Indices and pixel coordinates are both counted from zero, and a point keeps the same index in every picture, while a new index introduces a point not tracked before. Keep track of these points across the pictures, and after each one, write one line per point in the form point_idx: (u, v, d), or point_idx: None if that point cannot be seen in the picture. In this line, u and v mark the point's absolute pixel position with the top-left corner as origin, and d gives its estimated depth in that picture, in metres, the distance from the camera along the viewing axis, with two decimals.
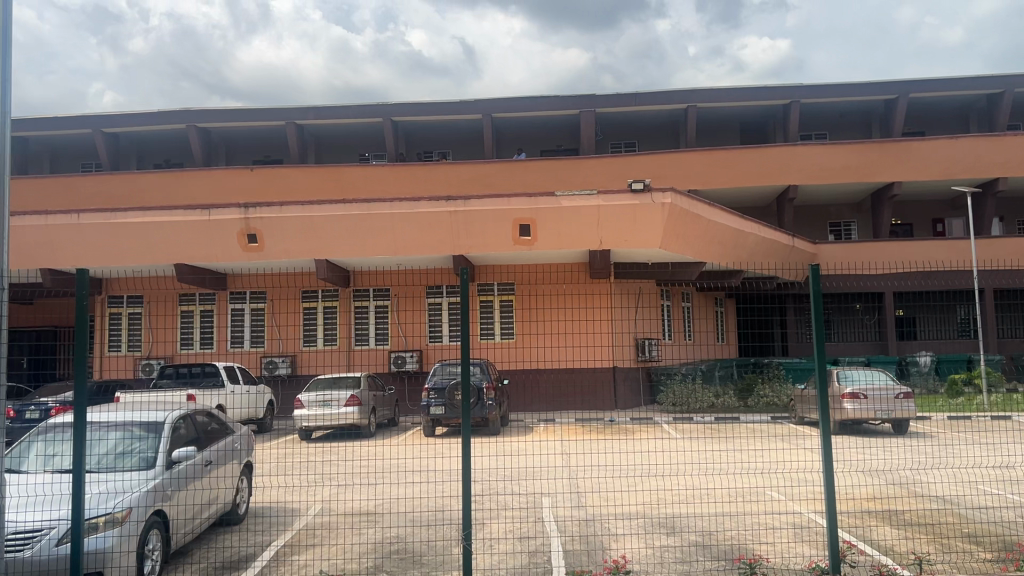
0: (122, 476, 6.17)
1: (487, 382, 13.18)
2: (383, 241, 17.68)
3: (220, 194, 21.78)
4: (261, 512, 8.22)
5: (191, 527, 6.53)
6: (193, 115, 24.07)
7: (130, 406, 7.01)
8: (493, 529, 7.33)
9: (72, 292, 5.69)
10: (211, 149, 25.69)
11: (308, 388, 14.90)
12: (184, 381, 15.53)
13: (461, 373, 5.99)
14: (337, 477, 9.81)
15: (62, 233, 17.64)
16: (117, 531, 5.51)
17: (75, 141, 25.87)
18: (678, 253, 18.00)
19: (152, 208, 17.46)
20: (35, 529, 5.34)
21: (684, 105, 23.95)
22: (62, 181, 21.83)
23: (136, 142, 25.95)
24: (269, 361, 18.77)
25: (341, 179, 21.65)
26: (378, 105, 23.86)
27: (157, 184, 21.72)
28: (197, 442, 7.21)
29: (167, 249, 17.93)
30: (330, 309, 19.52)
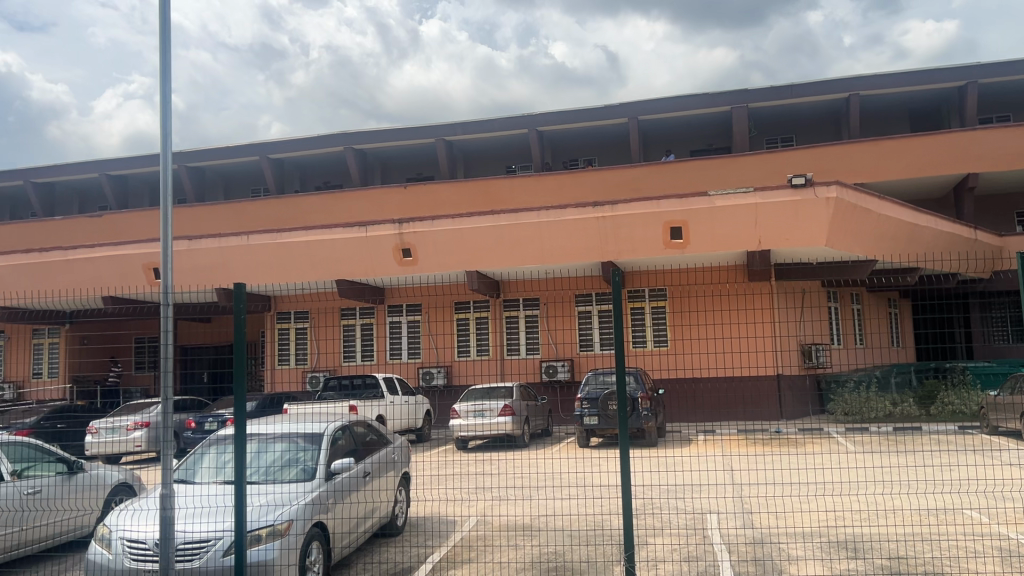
0: (284, 487, 6.27)
1: (641, 391, 12.71)
2: (531, 251, 17.51)
3: (375, 212, 22.46)
4: (420, 525, 8.20)
5: (351, 540, 6.55)
6: (349, 137, 25.02)
7: (290, 418, 7.09)
8: (656, 549, 6.91)
9: (229, 306, 5.82)
10: (367, 168, 26.63)
11: (462, 399, 15.01)
12: (348, 393, 15.86)
13: (619, 383, 5.63)
14: (495, 490, 9.66)
15: (233, 255, 18.73)
16: (280, 543, 5.60)
17: (246, 168, 27.52)
18: (845, 251, 16.82)
19: (313, 228, 18.32)
20: (203, 540, 5.52)
21: (846, 94, 22.49)
22: (235, 207, 23.29)
23: (300, 166, 27.29)
24: (426, 371, 19.09)
25: (490, 190, 21.82)
26: (524, 115, 23.90)
27: (319, 204, 22.70)
28: (356, 454, 7.24)
29: (329, 267, 18.59)
30: (481, 319, 19.57)
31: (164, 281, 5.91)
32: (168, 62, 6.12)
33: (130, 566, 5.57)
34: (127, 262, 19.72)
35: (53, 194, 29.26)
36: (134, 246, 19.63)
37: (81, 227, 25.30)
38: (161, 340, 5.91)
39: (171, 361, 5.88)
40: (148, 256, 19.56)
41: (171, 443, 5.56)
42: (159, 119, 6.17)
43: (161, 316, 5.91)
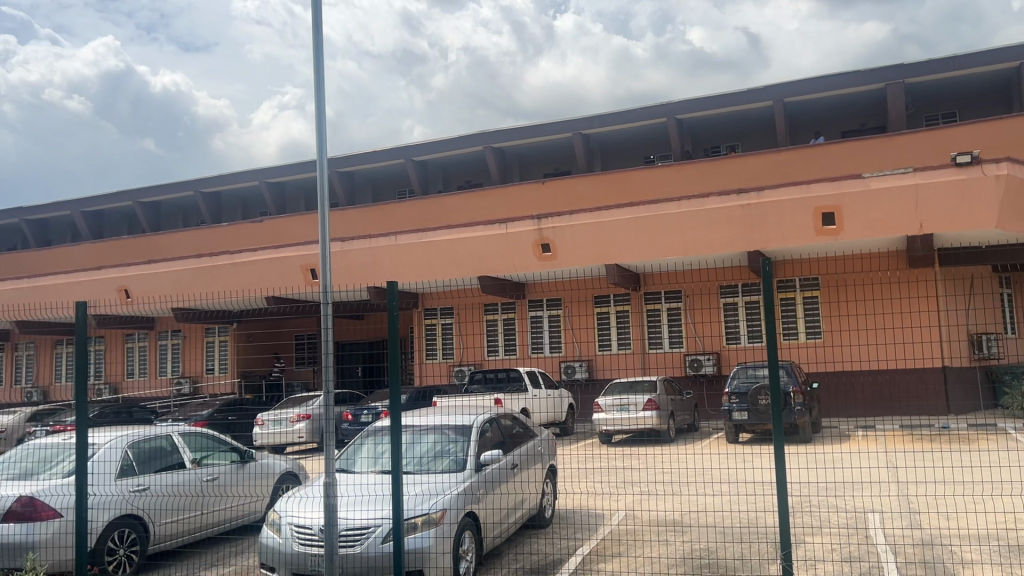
0: (436, 478, 6.48)
1: (792, 385, 12.29)
2: (673, 242, 17.19)
3: (515, 208, 22.75)
4: (568, 517, 8.26)
5: (501, 530, 6.69)
6: (488, 136, 25.45)
7: (441, 410, 7.30)
8: (814, 548, 6.66)
9: (383, 304, 6.05)
10: (507, 166, 27.01)
11: (605, 393, 15.00)
12: (493, 386, 16.18)
13: (770, 377, 5.44)
14: (642, 484, 9.61)
15: (382, 255, 19.50)
16: (434, 532, 5.81)
17: (392, 170, 28.56)
18: (1018, 233, 15.53)
19: (456, 226, 18.79)
20: (364, 527, 5.81)
21: (1017, 62, 20.69)
22: (382, 208, 24.27)
23: (442, 166, 28.02)
24: (568, 366, 19.12)
25: (630, 182, 21.61)
26: (662, 104, 23.51)
27: (461, 204, 23.28)
28: (504, 446, 7.37)
29: (471, 264, 18.96)
30: (623, 313, 19.46)
31: (323, 280, 6.21)
32: (322, 76, 6.42)
33: (298, 549, 5.92)
34: (286, 264, 20.94)
35: (220, 202, 31.49)
36: (292, 248, 20.83)
37: (244, 232, 27.09)
38: (322, 336, 6.23)
39: (330, 356, 6.20)
40: (305, 258, 20.68)
41: (333, 434, 5.88)
42: (315, 129, 6.49)
43: (321, 314, 6.24)
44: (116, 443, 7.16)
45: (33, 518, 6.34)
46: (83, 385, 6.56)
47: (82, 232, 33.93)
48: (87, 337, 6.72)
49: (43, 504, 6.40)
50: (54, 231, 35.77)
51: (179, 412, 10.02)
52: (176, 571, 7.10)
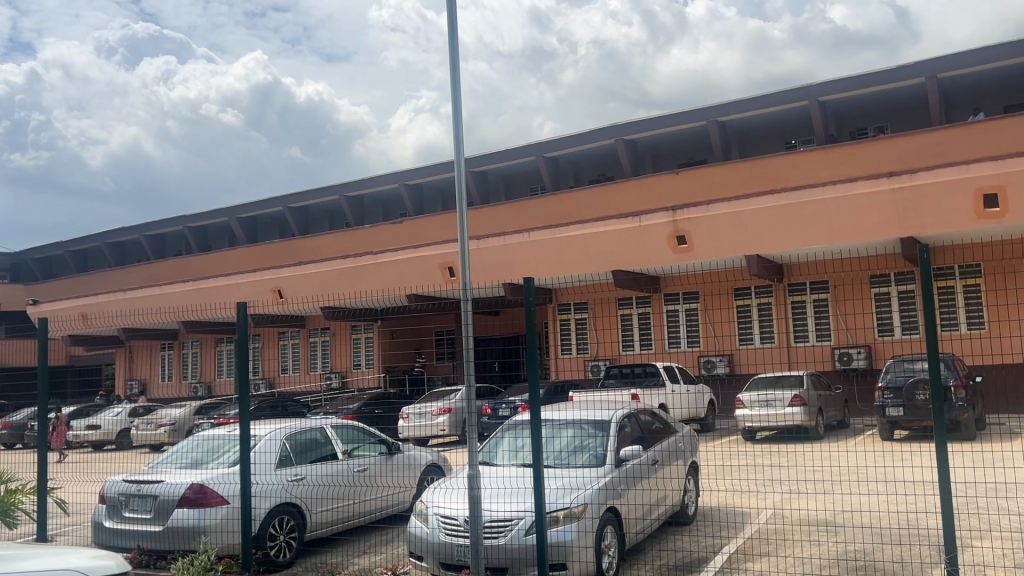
0: (576, 473, 6.49)
1: (953, 380, 11.52)
2: (817, 230, 16.44)
3: (649, 201, 22.44)
4: (711, 515, 8.08)
5: (643, 526, 6.63)
6: (619, 128, 25.24)
7: (579, 404, 7.29)
8: (982, 553, 6.22)
9: (520, 299, 6.11)
10: (639, 158, 26.67)
11: (748, 388, 14.58)
12: (629, 381, 16.03)
13: (931, 372, 5.16)
14: (788, 482, 9.27)
15: (516, 251, 19.71)
16: (576, 526, 5.83)
17: (524, 167, 28.81)
18: None
19: (590, 221, 18.74)
20: (507, 519, 5.91)
21: None
22: (516, 205, 24.55)
23: (573, 161, 28.00)
24: (707, 360, 18.66)
25: (769, 170, 20.88)
26: (802, 87, 22.55)
27: (594, 198, 23.22)
28: (643, 441, 7.29)
29: (606, 259, 18.84)
30: (764, 306, 18.81)
31: (462, 277, 6.34)
32: (459, 79, 6.55)
33: (444, 539, 6.09)
34: (425, 262, 21.55)
35: (362, 205, 32.77)
36: (430, 247, 21.40)
37: (385, 233, 28.08)
38: (462, 332, 6.36)
39: (471, 351, 6.32)
40: (443, 256, 21.20)
41: (474, 427, 6.00)
42: (452, 130, 6.62)
43: (461, 310, 6.37)
44: (275, 435, 7.61)
45: (204, 504, 6.81)
46: (245, 380, 7.00)
47: (238, 237, 36.23)
48: (248, 335, 7.17)
49: (212, 490, 6.87)
50: (214, 237, 38.33)
51: (329, 406, 10.50)
52: (332, 557, 7.44)
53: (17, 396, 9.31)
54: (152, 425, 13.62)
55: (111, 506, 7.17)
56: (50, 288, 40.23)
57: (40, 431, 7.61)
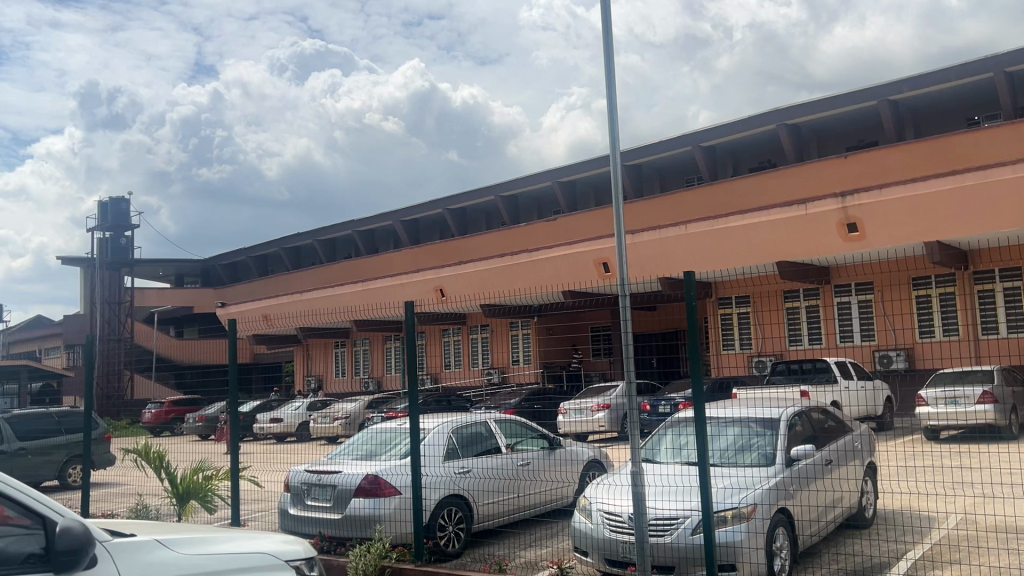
0: (744, 472, 6.30)
1: None
2: (1007, 213, 15.11)
3: (815, 187, 21.40)
4: (892, 520, 7.61)
5: (817, 529, 6.34)
6: (780, 113, 24.24)
7: (745, 402, 7.04)
8: None
9: (682, 294, 5.99)
10: (803, 143, 25.47)
11: (929, 384, 13.70)
12: (796, 376, 15.37)
13: None
14: (982, 486, 8.57)
15: (674, 244, 19.38)
16: (745, 526, 5.66)
17: (680, 158, 28.24)
18: None
19: (751, 211, 18.12)
20: (673, 518, 5.84)
21: None
22: (673, 197, 24.19)
23: (732, 150, 27.12)
24: (883, 355, 17.51)
25: (949, 149, 19.36)
26: (985, 57, 20.73)
27: (755, 186, 22.46)
28: (815, 440, 6.96)
29: (768, 249, 18.16)
30: (947, 295, 17.48)
31: (621, 272, 6.28)
32: (614, 73, 6.51)
33: (609, 535, 6.08)
34: (580, 258, 21.58)
35: (518, 204, 33.26)
36: (586, 244, 21.38)
37: (541, 230, 28.34)
38: (622, 327, 6.32)
39: (631, 347, 6.27)
40: (598, 251, 21.15)
41: (636, 423, 5.94)
42: (607, 124, 6.57)
43: (621, 305, 6.33)
44: (442, 429, 7.87)
45: (378, 494, 7.15)
46: (414, 376, 7.28)
47: (402, 239, 37.73)
48: (414, 332, 7.45)
49: (385, 481, 7.20)
50: (380, 240, 40.07)
51: (491, 401, 10.69)
52: (498, 549, 7.61)
53: (211, 390, 10.13)
54: (327, 418, 14.37)
55: (295, 493, 7.66)
56: (237, 291, 43.52)
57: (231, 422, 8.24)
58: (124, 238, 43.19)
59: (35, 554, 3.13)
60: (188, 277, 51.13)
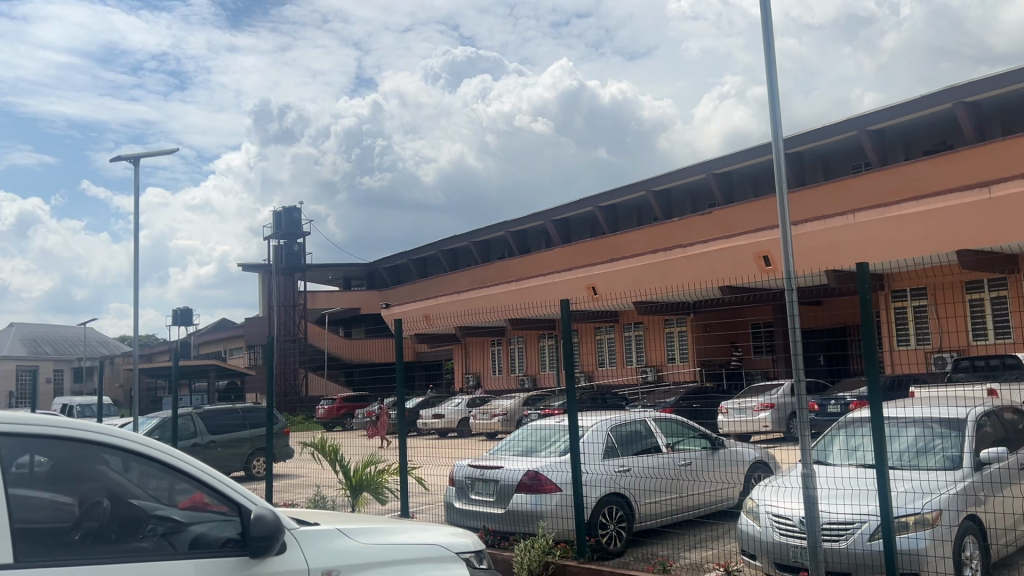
0: (927, 476, 5.90)
1: None
2: None
3: (999, 169, 19.71)
4: None
5: (1012, 538, 5.84)
6: (958, 91, 22.52)
7: (925, 401, 6.58)
8: None
9: (855, 286, 5.67)
10: (985, 122, 23.51)
11: None
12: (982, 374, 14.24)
13: None
14: None
15: (841, 233, 18.45)
16: (930, 533, 5.30)
17: (845, 144, 26.83)
18: None
19: (928, 197, 17.06)
20: (849, 522, 5.55)
21: None
22: (839, 185, 23.10)
23: (903, 133, 25.44)
24: None
25: None
26: None
27: (931, 170, 21.01)
28: (1007, 443, 6.40)
29: (947, 237, 16.88)
30: None
31: (788, 265, 6.03)
32: (776, 58, 6.27)
33: (779, 539, 5.86)
34: (739, 252, 20.95)
35: (671, 198, 32.73)
36: (746, 237, 20.76)
37: (697, 224, 27.73)
38: (790, 323, 6.06)
39: (799, 344, 6.01)
40: (759, 244, 20.46)
41: (805, 423, 5.68)
42: (769, 113, 6.33)
43: (788, 300, 6.08)
44: (601, 426, 7.84)
45: (539, 490, 7.24)
46: (572, 374, 7.30)
47: (554, 238, 38.03)
48: (571, 330, 7.46)
49: (546, 477, 7.28)
50: (532, 239, 40.52)
51: (649, 399, 10.56)
52: (661, 549, 7.53)
53: (379, 387, 10.60)
54: (486, 415, 14.70)
55: (459, 487, 7.88)
56: (399, 292, 45.33)
57: (399, 417, 8.59)
58: (295, 245, 45.93)
59: (233, 539, 3.39)
60: (354, 280, 53.75)
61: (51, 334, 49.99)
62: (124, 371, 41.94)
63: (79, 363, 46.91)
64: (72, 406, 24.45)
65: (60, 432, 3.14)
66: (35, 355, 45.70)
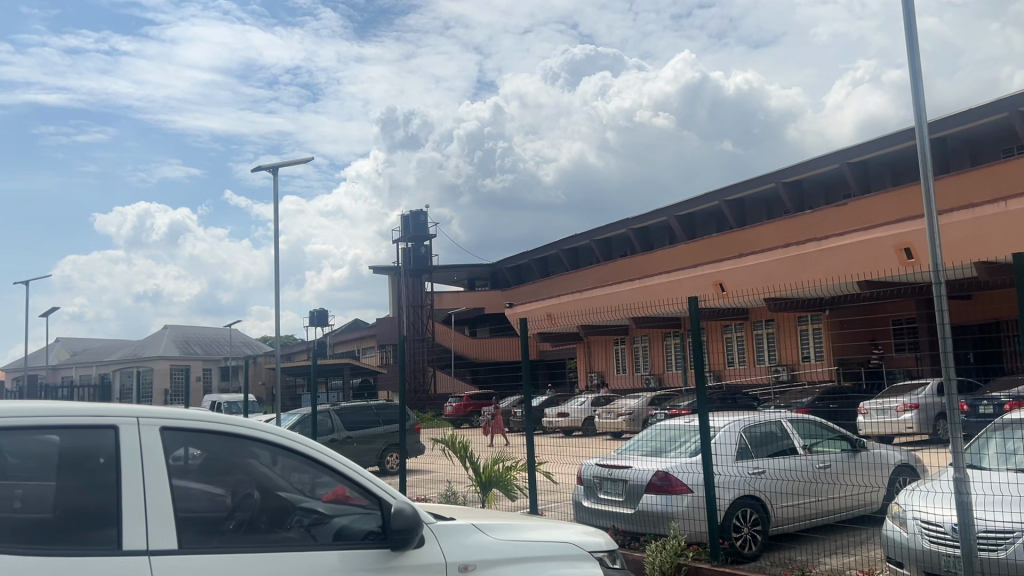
0: None
1: None
2: None
3: None
4: None
5: None
6: None
7: None
8: None
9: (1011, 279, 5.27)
10: None
11: None
12: None
13: None
14: None
15: (992, 223, 17.26)
16: None
17: (994, 127, 25.08)
18: None
19: None
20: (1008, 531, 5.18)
21: None
22: (988, 170, 21.60)
23: None
24: None
25: None
26: None
27: None
28: None
29: None
30: None
31: (936, 258, 5.69)
32: (918, 39, 5.94)
33: (929, 547, 5.54)
34: (878, 245, 19.96)
35: (802, 190, 31.52)
36: (884, 229, 19.75)
37: (829, 216, 26.62)
38: (939, 320, 5.70)
39: (950, 342, 5.65)
40: (899, 236, 19.39)
41: (956, 425, 5.33)
42: (911, 97, 6.00)
43: (936, 295, 5.73)
44: (733, 427, 7.62)
45: (670, 491, 7.14)
46: (702, 373, 7.15)
47: (678, 235, 37.41)
48: (700, 328, 7.31)
49: (677, 478, 7.16)
50: (656, 236, 40.00)
51: (781, 399, 10.22)
52: (798, 554, 7.28)
53: (504, 385, 10.70)
54: (612, 414, 14.54)
55: (587, 487, 7.88)
56: (522, 292, 45.75)
57: (526, 415, 8.66)
58: (422, 247, 47.15)
59: (374, 532, 3.51)
60: (478, 280, 54.62)
61: (200, 335, 53.29)
62: (267, 370, 44.28)
63: (225, 362, 49.86)
64: (221, 402, 26.00)
65: (214, 428, 3.35)
66: (187, 354, 48.84)
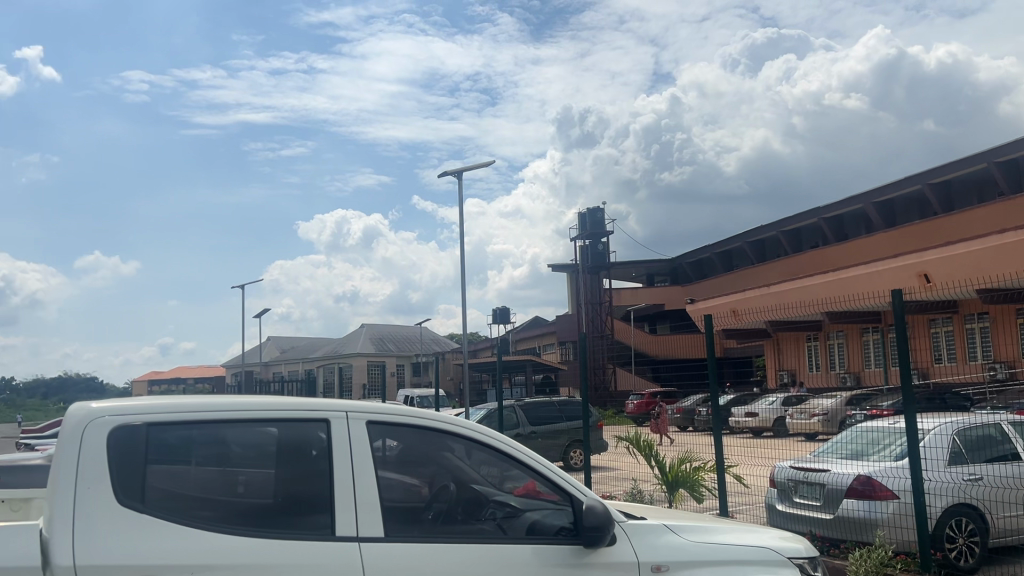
0: None
1: None
2: None
3: None
4: None
5: None
6: None
7: None
8: None
9: None
10: None
11: None
12: None
13: None
14: None
15: None
16: None
17: None
18: None
19: None
20: None
21: None
22: None
23: None
24: None
25: None
26: None
27: None
28: None
29: None
30: None
31: None
32: None
33: None
34: None
35: (1018, 170, 28.62)
36: None
37: None
38: None
39: None
40: None
41: None
42: None
43: None
44: (944, 429, 6.98)
45: (873, 496, 6.72)
46: (907, 371, 6.66)
47: (875, 223, 35.16)
48: (904, 323, 6.80)
49: (880, 484, 6.73)
50: (849, 225, 37.80)
51: (998, 400, 9.34)
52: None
53: (687, 383, 10.48)
54: (804, 414, 13.54)
55: (782, 490, 7.59)
56: (705, 287, 44.69)
57: (712, 414, 8.43)
58: (601, 244, 47.19)
59: (566, 528, 3.55)
60: (658, 275, 53.81)
61: (392, 333, 56.19)
62: (454, 366, 46.07)
63: (416, 359, 52.40)
64: (414, 398, 27.34)
65: (410, 421, 3.50)
66: (381, 351, 51.62)
